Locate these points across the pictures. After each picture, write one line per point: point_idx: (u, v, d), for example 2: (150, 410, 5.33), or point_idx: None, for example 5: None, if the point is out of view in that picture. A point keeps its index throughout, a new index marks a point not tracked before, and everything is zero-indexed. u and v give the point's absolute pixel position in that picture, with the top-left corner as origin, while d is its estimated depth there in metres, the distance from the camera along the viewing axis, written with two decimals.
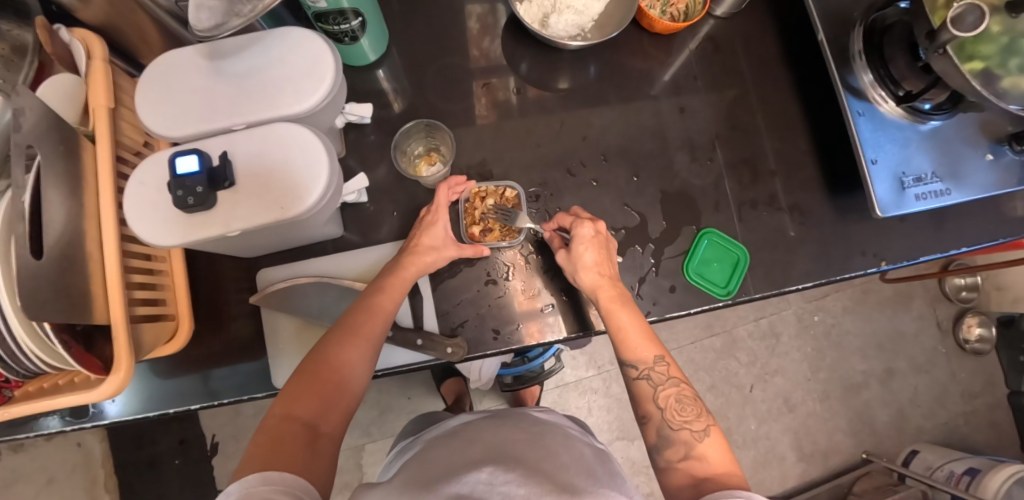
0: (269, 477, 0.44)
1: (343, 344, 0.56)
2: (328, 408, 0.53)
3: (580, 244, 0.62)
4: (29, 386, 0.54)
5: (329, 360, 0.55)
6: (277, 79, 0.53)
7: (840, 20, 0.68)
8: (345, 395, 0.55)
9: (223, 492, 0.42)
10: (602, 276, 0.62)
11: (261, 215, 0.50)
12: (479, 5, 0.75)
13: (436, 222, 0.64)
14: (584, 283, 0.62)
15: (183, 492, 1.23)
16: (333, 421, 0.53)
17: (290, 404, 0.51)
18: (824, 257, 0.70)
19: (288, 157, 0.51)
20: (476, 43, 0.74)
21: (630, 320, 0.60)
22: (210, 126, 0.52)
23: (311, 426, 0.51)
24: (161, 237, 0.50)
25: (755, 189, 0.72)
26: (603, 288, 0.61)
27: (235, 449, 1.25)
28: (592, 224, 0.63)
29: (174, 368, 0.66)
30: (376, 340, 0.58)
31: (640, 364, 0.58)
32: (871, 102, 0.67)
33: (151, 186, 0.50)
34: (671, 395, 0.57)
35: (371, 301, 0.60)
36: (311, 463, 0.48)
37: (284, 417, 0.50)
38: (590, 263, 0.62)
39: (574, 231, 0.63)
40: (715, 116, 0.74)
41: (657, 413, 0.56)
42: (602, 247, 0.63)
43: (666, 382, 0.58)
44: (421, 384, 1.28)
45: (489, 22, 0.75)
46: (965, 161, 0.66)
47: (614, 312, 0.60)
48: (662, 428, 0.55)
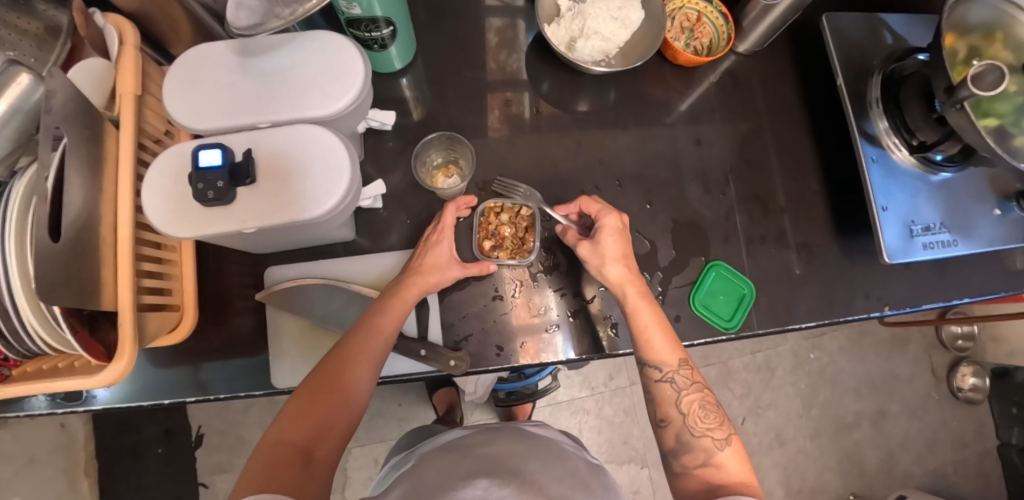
0: None
1: (341, 367, 0.56)
2: (324, 431, 0.53)
3: (607, 235, 0.63)
4: (28, 367, 0.54)
5: (325, 383, 0.55)
6: (305, 82, 0.53)
7: (860, 67, 0.70)
8: (343, 417, 0.54)
9: None
10: (627, 271, 0.63)
11: (279, 216, 0.50)
12: (500, 19, 0.76)
13: (440, 241, 0.64)
14: (611, 276, 0.62)
15: (165, 481, 1.23)
16: (328, 444, 0.52)
17: (286, 428, 0.52)
18: (828, 298, 0.71)
19: (309, 160, 0.51)
20: (493, 56, 0.75)
21: (654, 320, 0.60)
22: (235, 122, 0.53)
23: (305, 449, 0.51)
24: (175, 229, 0.50)
25: (765, 225, 0.72)
26: (630, 285, 0.62)
27: (219, 442, 1.26)
28: (618, 216, 0.65)
29: (171, 358, 0.65)
30: (376, 360, 0.58)
31: (663, 366, 0.59)
32: (884, 149, 0.68)
33: (171, 177, 0.51)
34: (694, 400, 0.58)
35: (373, 322, 0.59)
36: (302, 489, 0.47)
37: (280, 440, 0.50)
38: (616, 255, 0.63)
39: (601, 221, 0.64)
40: (730, 149, 0.75)
41: (679, 417, 0.58)
42: (625, 239, 0.64)
43: (690, 386, 0.59)
44: (413, 392, 1.27)
45: (508, 36, 0.76)
46: (973, 214, 0.67)
47: (639, 311, 0.61)
48: (683, 433, 0.57)
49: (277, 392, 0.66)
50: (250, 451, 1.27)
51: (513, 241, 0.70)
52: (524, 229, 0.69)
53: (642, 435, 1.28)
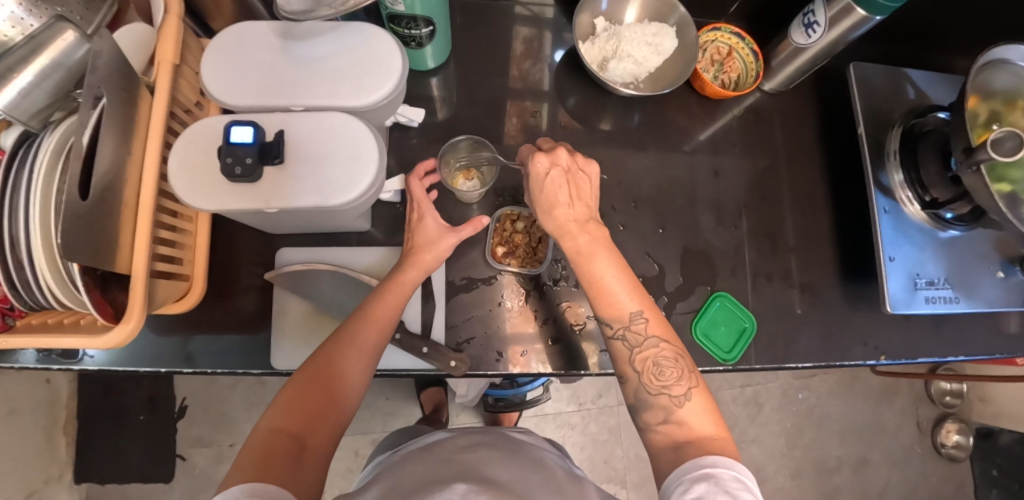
0: (256, 490, 0.42)
1: (337, 354, 0.55)
2: (318, 418, 0.51)
3: (538, 179, 0.58)
4: (33, 319, 0.54)
5: (321, 370, 0.54)
6: (342, 72, 0.54)
7: (881, 119, 0.71)
8: (337, 403, 0.53)
9: None
10: (568, 218, 0.58)
11: (302, 200, 0.51)
12: (529, 29, 0.77)
13: (421, 216, 0.64)
14: (550, 225, 0.59)
15: (143, 449, 1.23)
16: (323, 433, 0.51)
17: (279, 417, 0.50)
18: (826, 340, 0.72)
19: (337, 149, 0.52)
20: (517, 64, 0.76)
21: (602, 272, 0.56)
22: (269, 102, 0.53)
23: (299, 437, 0.49)
24: (198, 200, 0.50)
25: (772, 261, 0.73)
26: (570, 235, 0.57)
27: (203, 416, 1.26)
28: (547, 155, 0.58)
29: (174, 327, 0.66)
30: (372, 346, 0.58)
31: (615, 323, 0.55)
32: (897, 201, 0.69)
33: (200, 149, 0.51)
34: (649, 357, 0.54)
35: (368, 308, 0.59)
36: (295, 474, 0.46)
37: (272, 429, 0.49)
38: (554, 198, 0.58)
39: (530, 168, 0.58)
40: (745, 183, 0.76)
41: (635, 376, 0.55)
42: (562, 178, 0.58)
43: (645, 343, 0.54)
44: (401, 387, 1.27)
45: (534, 46, 0.77)
46: (978, 274, 0.69)
47: (583, 264, 0.57)
48: (640, 391, 0.54)
49: (275, 373, 0.66)
50: (232, 429, 1.27)
51: (526, 249, 0.71)
52: (536, 240, 0.71)
53: (624, 456, 1.29)
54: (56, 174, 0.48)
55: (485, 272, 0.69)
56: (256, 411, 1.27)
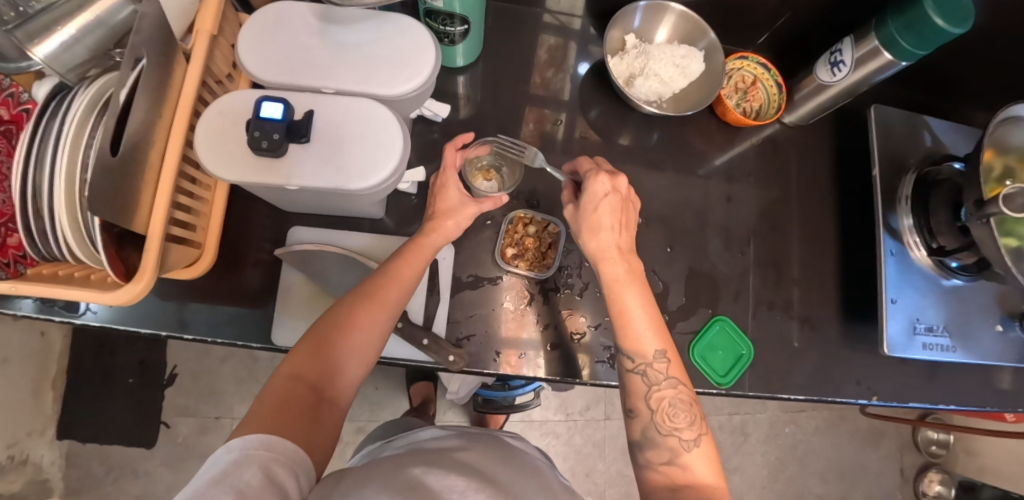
0: (272, 443, 0.44)
1: (358, 308, 0.55)
2: (335, 372, 0.53)
3: (593, 201, 0.61)
4: (42, 269, 0.54)
5: (340, 322, 0.54)
6: (375, 59, 0.55)
7: (896, 163, 0.72)
8: (355, 358, 0.54)
9: (225, 444, 0.43)
10: (613, 245, 0.60)
11: (324, 180, 0.51)
12: (556, 37, 0.78)
13: (446, 185, 0.65)
14: (593, 248, 0.61)
15: (128, 412, 1.23)
16: (339, 386, 0.53)
17: (296, 363, 0.52)
18: (821, 375, 0.72)
19: (363, 134, 0.52)
20: (540, 70, 0.77)
21: (635, 303, 0.57)
22: (301, 81, 0.54)
23: (317, 387, 0.51)
24: (222, 170, 0.51)
25: (775, 292, 0.74)
26: (611, 261, 0.60)
27: (191, 385, 1.26)
28: (608, 180, 0.61)
29: (179, 293, 0.66)
30: (394, 303, 0.57)
31: (637, 357, 0.56)
32: (904, 245, 0.70)
33: (228, 120, 0.52)
34: (665, 398, 0.55)
35: (392, 266, 0.59)
36: (311, 428, 0.48)
37: (292, 375, 0.51)
38: (602, 222, 0.60)
39: (588, 187, 0.61)
40: (756, 212, 0.76)
41: (647, 412, 0.55)
42: (616, 206, 0.61)
43: (664, 382, 0.55)
44: (392, 378, 1.27)
45: (559, 55, 0.78)
46: (977, 325, 0.69)
47: (618, 292, 0.58)
48: (649, 428, 0.54)
49: (274, 348, 0.66)
50: (218, 402, 1.27)
51: (535, 253, 0.71)
52: (546, 245, 0.72)
53: (605, 471, 1.29)
54: (87, 129, 0.48)
55: (492, 272, 0.70)
56: (244, 387, 1.27)
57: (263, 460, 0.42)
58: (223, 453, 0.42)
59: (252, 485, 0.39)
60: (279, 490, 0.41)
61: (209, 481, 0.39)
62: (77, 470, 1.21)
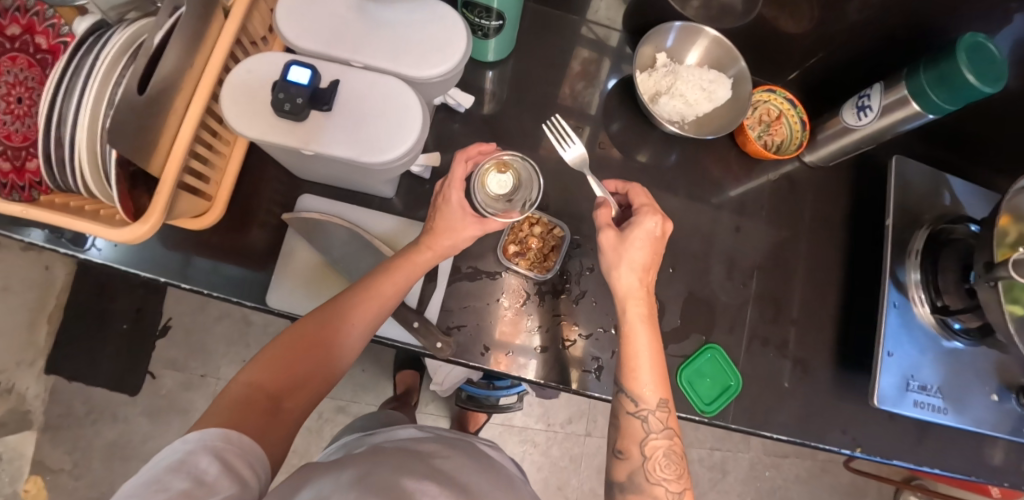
0: (230, 436, 0.45)
1: (330, 323, 0.55)
2: (298, 383, 0.53)
3: (637, 238, 0.60)
4: (54, 198, 0.55)
5: (309, 335, 0.55)
6: (407, 40, 0.56)
7: (911, 217, 0.72)
8: (320, 371, 0.55)
9: (182, 437, 0.44)
10: (641, 285, 0.60)
11: (339, 151, 0.52)
12: (591, 48, 0.79)
13: (449, 198, 0.61)
14: (621, 284, 0.60)
15: (117, 357, 1.24)
16: (299, 397, 0.53)
17: (259, 371, 0.52)
18: (807, 419, 0.71)
19: (385, 111, 0.53)
20: (571, 78, 0.78)
21: (647, 349, 0.57)
22: (332, 51, 0.55)
23: (276, 396, 0.51)
24: (244, 128, 0.52)
25: (771, 328, 0.73)
26: (635, 301, 0.59)
27: (182, 340, 1.27)
28: (659, 222, 0.60)
29: (183, 243, 0.67)
30: (368, 320, 0.58)
31: (641, 402, 0.57)
32: (908, 299, 0.69)
33: (256, 79, 0.53)
34: (660, 447, 0.55)
35: (372, 282, 0.59)
36: (264, 435, 0.48)
37: (252, 383, 0.51)
38: (636, 261, 0.60)
39: (636, 222, 0.60)
40: (764, 246, 0.76)
41: (639, 457, 0.56)
42: (654, 248, 0.60)
43: (661, 431, 0.56)
44: (379, 362, 1.27)
45: (592, 65, 0.78)
46: (972, 390, 0.68)
47: (634, 334, 0.58)
48: (637, 473, 0.55)
49: (267, 309, 0.67)
50: (206, 360, 1.27)
51: (537, 254, 0.71)
52: (549, 248, 0.71)
53: (578, 487, 1.27)
54: (119, 67, 0.50)
55: (492, 266, 0.70)
56: (234, 349, 1.28)
57: (218, 448, 0.43)
58: (179, 444, 0.43)
59: (208, 473, 0.41)
60: (237, 479, 0.43)
61: (165, 470, 0.41)
62: (60, 405, 1.22)
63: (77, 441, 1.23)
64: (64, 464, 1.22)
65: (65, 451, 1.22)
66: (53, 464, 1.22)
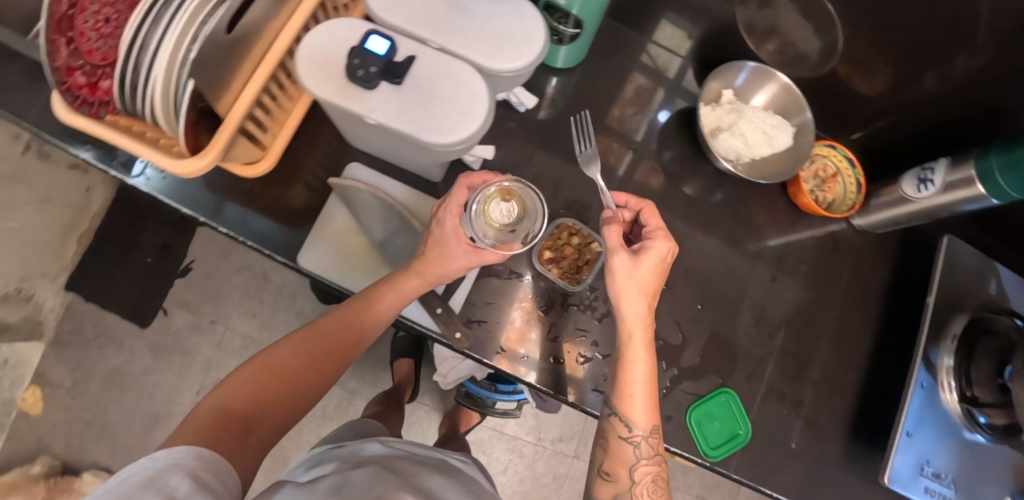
0: (202, 453, 0.42)
1: (298, 349, 0.56)
2: (268, 408, 0.51)
3: (649, 261, 0.57)
4: (120, 120, 0.56)
5: (279, 361, 0.54)
6: (487, 30, 0.55)
7: (953, 300, 0.69)
8: (291, 397, 0.54)
9: (149, 455, 0.40)
10: (645, 311, 0.58)
11: (401, 125, 0.52)
12: (659, 72, 0.78)
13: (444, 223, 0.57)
14: (627, 310, 0.57)
15: (134, 288, 1.26)
16: (270, 421, 0.51)
17: (229, 395, 0.50)
18: (808, 484, 0.69)
19: (453, 95, 0.53)
20: (634, 98, 0.77)
21: (643, 379, 0.57)
22: (411, 27, 0.55)
23: (247, 420, 0.49)
24: (312, 86, 0.52)
25: (789, 386, 0.71)
26: (639, 330, 0.57)
27: (200, 283, 1.29)
28: (670, 245, 0.58)
29: (226, 187, 0.68)
30: (337, 350, 0.58)
31: (634, 428, 0.57)
32: (937, 383, 0.67)
33: (333, 41, 0.53)
34: (649, 473, 0.56)
35: (346, 313, 0.59)
36: (237, 455, 0.45)
37: (221, 406, 0.48)
38: (644, 285, 0.57)
39: (649, 246, 0.57)
40: (797, 302, 0.74)
41: (627, 480, 0.57)
42: (661, 271, 0.58)
43: (652, 457, 0.57)
44: (384, 343, 1.28)
45: (657, 90, 0.78)
46: (987, 489, 0.65)
47: (632, 363, 0.57)
48: (623, 494, 0.56)
49: (296, 268, 0.68)
50: (218, 308, 1.29)
51: (570, 264, 0.70)
52: (583, 262, 0.71)
53: None
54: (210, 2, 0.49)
55: (520, 268, 0.70)
56: (247, 302, 1.30)
57: (190, 467, 0.40)
58: (146, 461, 0.39)
59: (182, 491, 0.38)
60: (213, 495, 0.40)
61: (135, 485, 0.37)
62: (73, 323, 1.25)
63: (81, 362, 1.26)
64: (64, 381, 1.25)
65: (68, 368, 1.25)
66: (55, 379, 1.25)
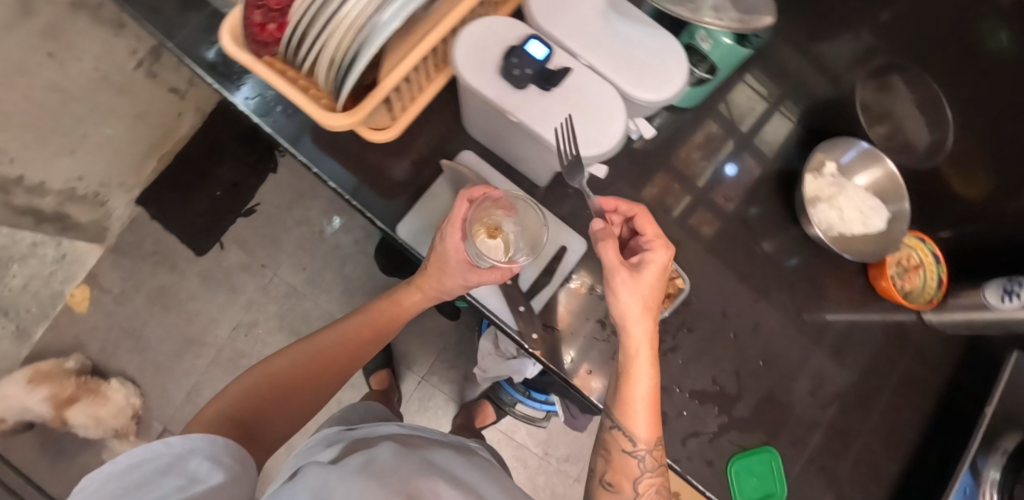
0: (220, 440, 0.46)
1: (292, 365, 0.63)
2: (259, 418, 0.58)
3: (648, 272, 0.54)
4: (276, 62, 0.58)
5: (273, 375, 0.62)
6: (635, 58, 0.58)
7: (1012, 415, 0.70)
8: (279, 411, 0.61)
9: (165, 440, 0.43)
10: (648, 325, 0.54)
11: (541, 129, 0.54)
12: (774, 125, 0.78)
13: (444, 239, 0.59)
14: (631, 326, 0.54)
15: (199, 217, 1.30)
16: (262, 430, 0.58)
17: (228, 404, 0.57)
18: None
19: (594, 111, 0.55)
20: (746, 144, 0.77)
21: (646, 393, 0.54)
22: (565, 39, 0.57)
23: (244, 426, 0.56)
24: (464, 71, 0.54)
25: (830, 460, 0.72)
26: (644, 345, 0.54)
27: (259, 226, 1.33)
28: (669, 255, 0.55)
29: (341, 146, 0.72)
30: (322, 369, 0.65)
31: (637, 442, 0.54)
32: (978, 491, 0.67)
33: (492, 35, 0.55)
34: (653, 485, 0.54)
35: (332, 340, 0.67)
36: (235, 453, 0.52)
37: (222, 412, 0.55)
38: (647, 297, 0.54)
39: (649, 258, 0.54)
40: (855, 381, 0.74)
41: (631, 493, 0.54)
42: (662, 279, 0.55)
43: (655, 470, 0.55)
44: (420, 323, 1.30)
45: (769, 142, 0.78)
46: None
47: (635, 378, 0.54)
48: None
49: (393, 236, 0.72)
50: (270, 252, 1.33)
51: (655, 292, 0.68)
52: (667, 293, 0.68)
53: None
54: None
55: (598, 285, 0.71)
56: (299, 254, 1.34)
57: (207, 451, 0.44)
58: (164, 445, 0.43)
59: (201, 473, 0.42)
60: (231, 477, 0.44)
61: (157, 470, 0.41)
62: (135, 235, 1.30)
63: (133, 273, 1.31)
64: (114, 287, 1.30)
65: (120, 276, 1.30)
66: (105, 283, 1.30)
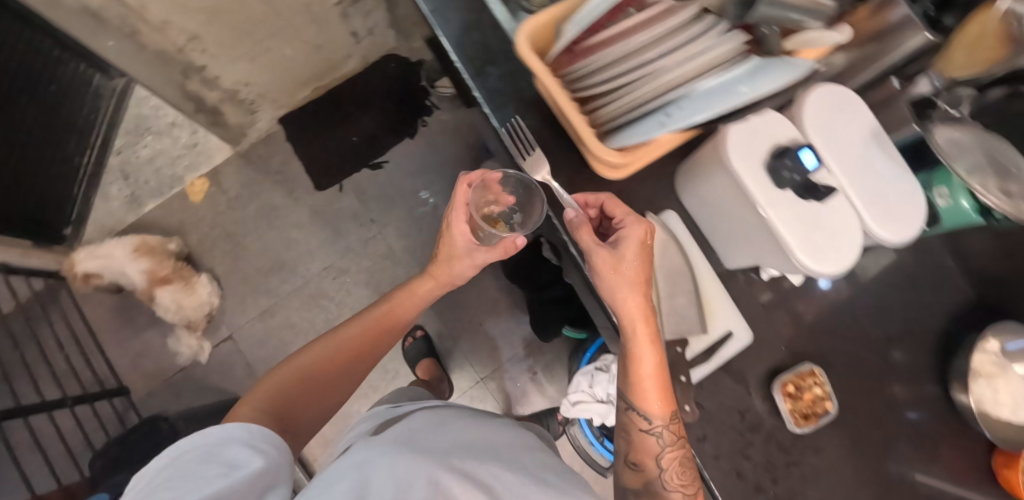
0: (252, 428, 0.53)
1: (314, 358, 0.68)
2: (295, 405, 0.64)
3: (626, 244, 0.60)
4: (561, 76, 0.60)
5: (298, 367, 0.67)
6: (885, 196, 0.59)
7: None
8: (315, 397, 0.66)
9: (199, 434, 0.50)
10: (641, 308, 0.60)
11: (785, 231, 0.56)
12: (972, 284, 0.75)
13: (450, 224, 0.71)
14: (624, 306, 0.60)
15: (332, 155, 1.38)
16: (298, 417, 0.64)
17: (267, 397, 0.62)
18: None
19: (836, 232, 0.57)
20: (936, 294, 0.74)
21: (652, 369, 0.60)
22: (829, 155, 0.59)
23: (282, 418, 0.61)
24: (733, 153, 0.57)
25: None
26: (639, 323, 0.60)
27: (380, 182, 1.38)
28: (644, 229, 0.60)
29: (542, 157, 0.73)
30: (346, 358, 0.70)
31: (653, 420, 0.60)
32: None
33: (767, 129, 0.58)
34: (675, 457, 0.60)
35: (348, 337, 0.71)
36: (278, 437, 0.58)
37: (255, 406, 0.60)
38: (631, 277, 0.60)
39: (624, 234, 0.60)
40: None
41: (655, 469, 0.61)
42: (645, 249, 0.61)
43: (675, 443, 0.60)
44: (497, 325, 1.33)
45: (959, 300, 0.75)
46: None
47: (641, 357, 0.60)
48: (655, 482, 0.61)
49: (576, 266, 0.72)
50: (381, 210, 1.38)
51: (805, 406, 0.67)
52: (814, 412, 0.67)
53: None
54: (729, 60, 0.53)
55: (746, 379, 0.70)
56: (406, 220, 1.37)
57: (244, 440, 0.52)
58: (201, 437, 0.50)
59: (240, 459, 0.49)
60: (267, 457, 0.51)
61: (199, 459, 0.48)
62: (266, 152, 1.37)
63: (252, 184, 1.36)
64: (229, 190, 1.36)
65: (240, 182, 1.36)
66: (223, 184, 1.36)
